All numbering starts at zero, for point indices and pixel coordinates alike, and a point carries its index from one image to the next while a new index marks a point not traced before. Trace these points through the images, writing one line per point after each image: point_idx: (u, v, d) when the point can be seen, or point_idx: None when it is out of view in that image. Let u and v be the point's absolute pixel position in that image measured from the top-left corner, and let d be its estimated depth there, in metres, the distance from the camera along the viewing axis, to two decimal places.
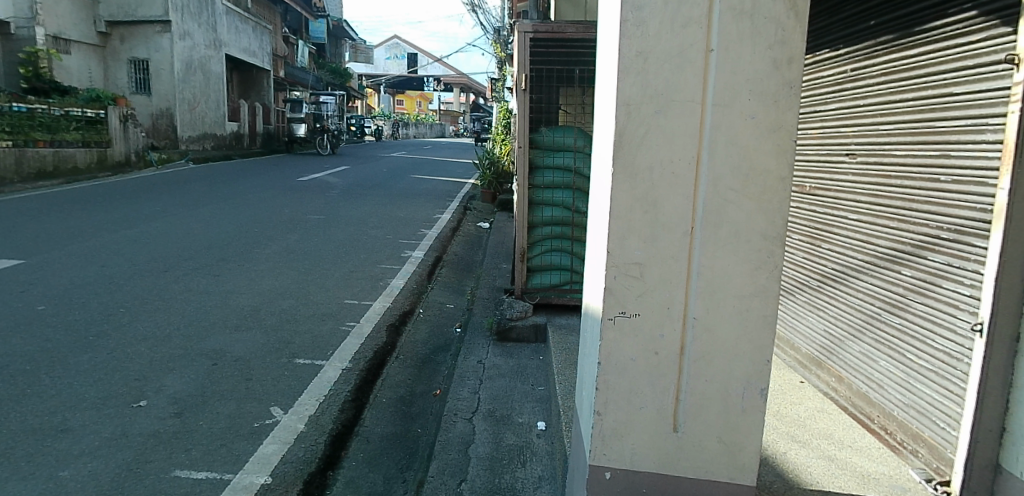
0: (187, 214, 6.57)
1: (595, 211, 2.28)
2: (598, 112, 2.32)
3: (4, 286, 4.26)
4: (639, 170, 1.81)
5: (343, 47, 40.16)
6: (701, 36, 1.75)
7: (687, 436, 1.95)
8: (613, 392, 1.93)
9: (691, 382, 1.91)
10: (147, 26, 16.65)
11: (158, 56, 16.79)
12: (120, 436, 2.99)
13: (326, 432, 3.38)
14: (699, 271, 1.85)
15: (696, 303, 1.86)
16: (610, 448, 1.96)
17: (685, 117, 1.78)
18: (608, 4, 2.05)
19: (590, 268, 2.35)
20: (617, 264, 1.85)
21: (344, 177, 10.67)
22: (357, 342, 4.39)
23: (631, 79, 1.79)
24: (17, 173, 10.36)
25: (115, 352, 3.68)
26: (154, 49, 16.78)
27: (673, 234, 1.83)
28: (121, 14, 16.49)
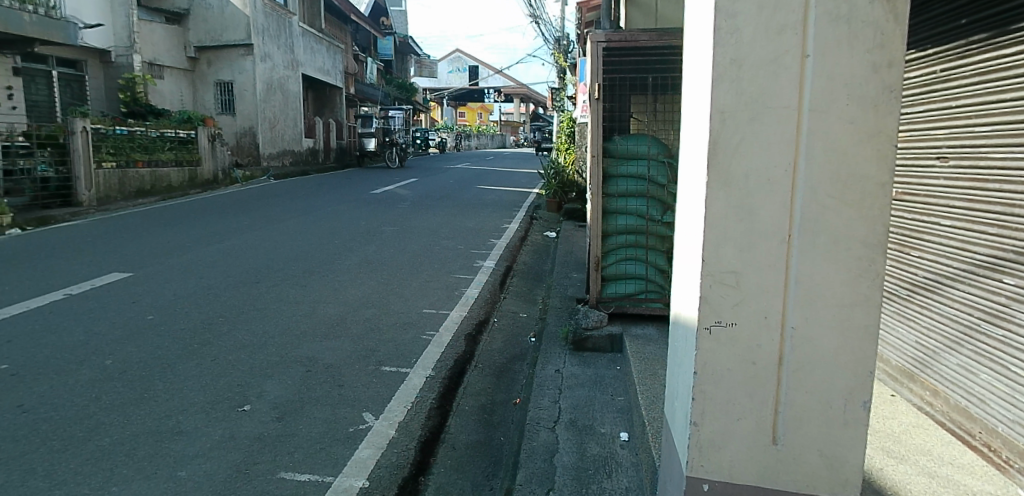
0: (274, 228, 6.88)
1: (685, 221, 2.25)
2: (686, 122, 2.30)
3: (119, 297, 4.57)
4: (734, 178, 1.77)
5: (410, 62, 41.18)
6: (797, 42, 1.71)
7: (787, 448, 1.88)
8: (710, 403, 1.88)
9: (790, 393, 1.84)
10: (230, 50, 17.48)
11: (242, 78, 17.56)
12: (228, 439, 3.16)
13: (414, 439, 3.46)
14: (797, 280, 1.78)
15: (795, 312, 1.80)
16: (707, 462, 1.90)
17: (781, 124, 1.74)
18: (697, 14, 2.04)
19: (680, 277, 2.32)
20: (712, 272, 1.81)
21: (414, 190, 10.92)
22: (438, 350, 4.47)
23: (726, 87, 1.75)
24: (120, 192, 11.08)
25: (218, 359, 3.88)
26: (238, 72, 17.55)
27: (770, 242, 1.78)
28: (209, 39, 17.38)
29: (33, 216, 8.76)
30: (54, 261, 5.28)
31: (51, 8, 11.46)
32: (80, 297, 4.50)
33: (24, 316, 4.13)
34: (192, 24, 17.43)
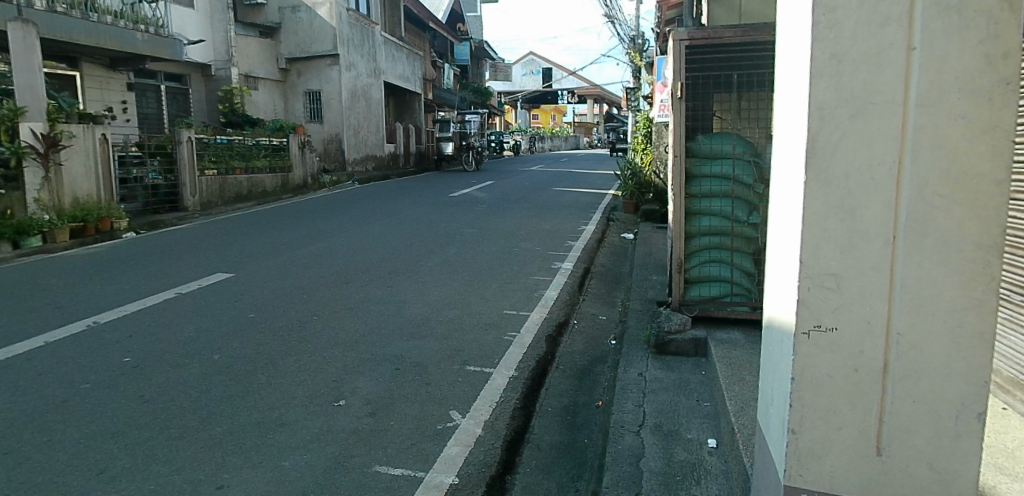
0: (360, 230, 7.15)
1: (781, 223, 2.16)
2: (781, 119, 2.21)
3: (223, 295, 4.89)
4: (834, 177, 1.69)
5: (487, 67, 41.75)
6: (902, 35, 1.61)
7: (893, 460, 1.76)
8: (809, 410, 1.79)
9: (896, 402, 1.73)
10: (318, 61, 18.32)
11: (329, 87, 18.33)
12: (326, 432, 3.32)
13: (500, 438, 3.51)
14: (902, 283, 1.67)
15: (901, 316, 1.68)
16: (806, 471, 1.82)
17: (884, 121, 1.65)
18: (793, 11, 1.96)
19: (775, 280, 2.23)
20: (810, 275, 1.74)
21: (491, 192, 11.07)
22: (520, 351, 4.51)
23: (824, 83, 1.68)
24: (222, 197, 11.82)
25: (314, 356, 4.09)
26: (325, 81, 18.34)
27: (872, 245, 1.69)
28: (299, 50, 18.29)
29: (144, 220, 9.48)
30: (165, 262, 5.70)
31: (161, 26, 12.35)
32: (189, 295, 4.84)
33: (142, 313, 4.49)
34: (284, 37, 18.35)
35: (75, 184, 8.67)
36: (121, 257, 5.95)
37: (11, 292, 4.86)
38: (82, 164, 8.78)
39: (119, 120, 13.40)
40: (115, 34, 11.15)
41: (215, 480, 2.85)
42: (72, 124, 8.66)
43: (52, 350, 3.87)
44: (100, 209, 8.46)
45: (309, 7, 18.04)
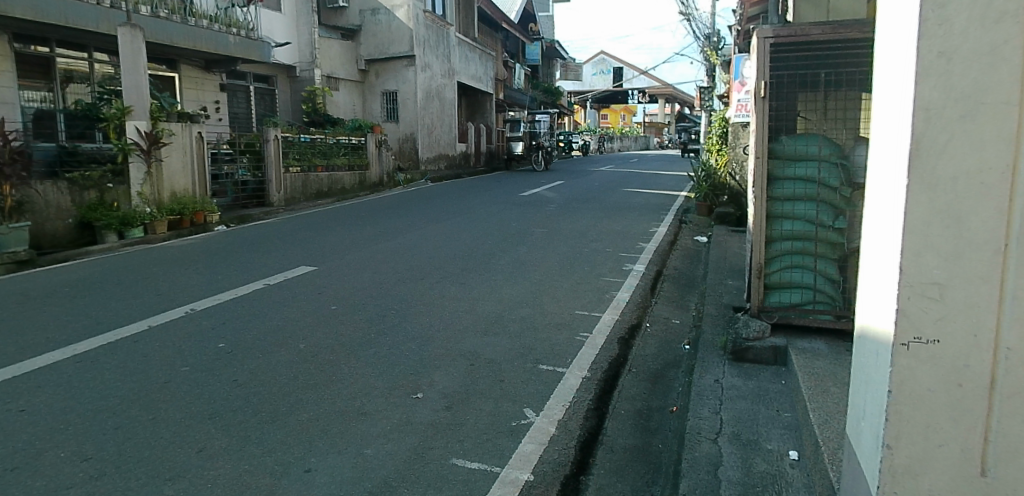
0: (434, 228, 7.30)
1: (875, 228, 2.03)
2: (877, 118, 2.07)
3: (306, 287, 5.10)
4: (940, 180, 1.56)
5: (556, 67, 41.70)
6: (1020, 30, 1.50)
7: (1000, 482, 1.64)
8: (907, 425, 1.66)
9: (1004, 420, 1.61)
10: (395, 62, 18.80)
11: (405, 87, 18.78)
12: (406, 423, 3.42)
13: (574, 438, 3.51)
14: (1014, 295, 1.55)
15: (1012, 330, 1.56)
16: (900, 490, 1.68)
17: (997, 123, 1.53)
18: (893, 4, 1.83)
19: (868, 287, 2.07)
20: (910, 283, 1.61)
21: (560, 192, 11.06)
22: (593, 352, 4.48)
23: (931, 83, 1.55)
24: (304, 193, 12.32)
25: (392, 349, 4.21)
26: (402, 82, 18.80)
27: (982, 254, 1.56)
28: (378, 52, 18.83)
29: (234, 215, 9.99)
30: (253, 255, 6.00)
31: (251, 30, 12.96)
32: (276, 286, 5.09)
33: (234, 301, 4.75)
34: (364, 39, 18.90)
35: (174, 180, 9.19)
36: (213, 249, 6.30)
37: (118, 279, 5.24)
38: (181, 160, 9.28)
39: (212, 119, 14.16)
40: (211, 37, 11.78)
41: (303, 464, 3.00)
42: (170, 123, 9.18)
43: (155, 333, 4.15)
44: (195, 204, 9.00)
45: (387, 10, 18.55)
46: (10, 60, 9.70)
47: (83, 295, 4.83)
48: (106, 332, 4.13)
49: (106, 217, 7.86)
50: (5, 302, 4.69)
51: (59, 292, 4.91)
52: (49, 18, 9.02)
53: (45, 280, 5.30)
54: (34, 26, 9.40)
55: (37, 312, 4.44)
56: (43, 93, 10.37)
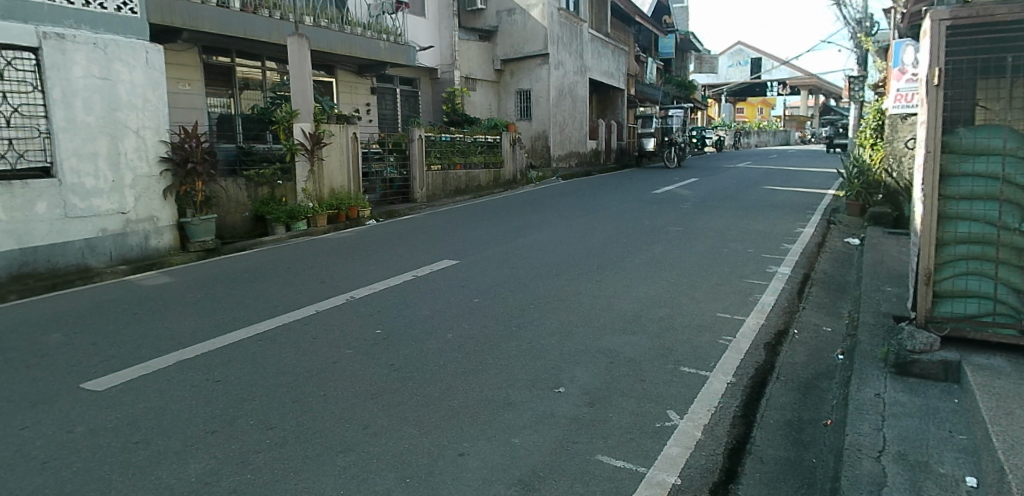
0: (568, 225, 7.35)
1: None
2: None
3: (449, 280, 5.35)
4: None
5: (689, 60, 40.21)
6: None
7: None
8: None
9: None
10: (530, 61, 19.08)
11: (539, 86, 19.03)
12: (549, 416, 3.50)
13: (721, 445, 3.40)
14: None
15: None
16: None
17: None
18: None
19: None
20: None
21: (694, 189, 10.73)
22: (737, 357, 4.32)
23: None
24: (443, 189, 12.88)
25: (533, 342, 4.31)
26: (535, 80, 19.08)
27: None
28: (513, 52, 19.23)
29: (382, 210, 10.71)
30: (400, 248, 6.38)
31: (399, 35, 13.73)
32: (422, 278, 5.37)
33: (385, 291, 5.08)
34: (500, 39, 19.42)
35: (332, 178, 10.04)
36: (366, 242, 6.77)
37: (286, 267, 5.79)
38: (337, 159, 10.12)
39: (364, 120, 15.16)
40: (364, 43, 12.60)
41: (457, 447, 3.17)
42: (331, 125, 10.04)
43: (320, 317, 4.55)
44: (350, 199, 9.77)
45: (523, 9, 18.86)
46: (199, 70, 10.97)
47: (259, 280, 5.40)
48: (279, 314, 4.60)
49: (274, 211, 8.69)
50: (199, 285, 5.35)
51: (238, 278, 5.52)
52: (232, 32, 10.08)
53: (229, 267, 5.97)
54: (220, 40, 10.55)
55: (223, 295, 5.03)
56: (227, 99, 11.65)
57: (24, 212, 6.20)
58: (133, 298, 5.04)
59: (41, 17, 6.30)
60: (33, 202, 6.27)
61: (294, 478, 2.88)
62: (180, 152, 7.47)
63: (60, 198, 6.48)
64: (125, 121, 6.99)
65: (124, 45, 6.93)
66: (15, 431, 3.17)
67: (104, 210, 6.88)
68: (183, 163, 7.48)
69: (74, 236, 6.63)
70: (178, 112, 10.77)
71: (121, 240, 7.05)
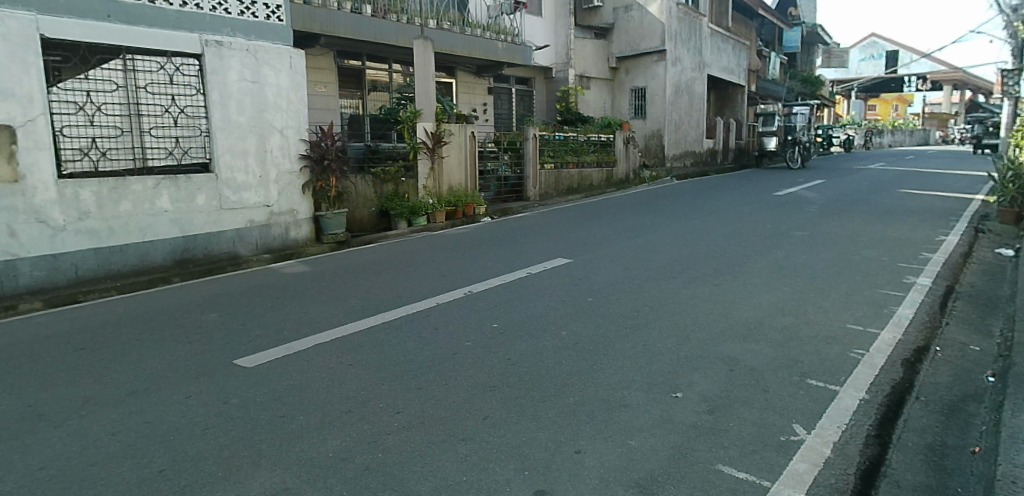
0: (682, 227, 7.17)
1: None
2: None
3: (564, 278, 5.40)
4: None
5: (815, 54, 37.71)
6: None
7: None
8: None
9: None
10: (646, 57, 18.78)
11: (654, 83, 18.75)
12: (668, 420, 3.46)
13: (854, 466, 3.18)
14: None
15: None
16: None
17: None
18: None
19: None
20: None
21: (820, 192, 10.13)
22: (869, 373, 4.04)
23: None
24: (556, 188, 12.97)
25: (649, 345, 4.27)
26: (651, 77, 18.80)
27: None
28: (629, 49, 18.99)
29: (497, 207, 10.98)
30: (515, 245, 6.52)
31: (516, 35, 13.95)
32: (536, 276, 5.45)
33: (502, 286, 5.22)
34: (616, 37, 19.21)
35: (451, 176, 10.41)
36: (481, 239, 6.96)
37: (409, 260, 6.08)
38: (456, 158, 10.49)
39: (480, 119, 15.53)
40: (483, 45, 12.89)
41: (575, 444, 3.20)
42: (451, 124, 10.41)
43: (441, 309, 4.76)
44: (467, 197, 10.09)
45: (641, 6, 18.57)
46: (333, 73, 11.67)
47: (385, 272, 5.71)
48: (404, 305, 4.85)
49: (398, 207, 9.13)
50: (330, 275, 5.74)
51: (365, 269, 5.88)
52: (363, 36, 10.64)
53: (357, 259, 6.35)
54: (352, 44, 11.19)
55: (352, 284, 5.37)
56: (355, 100, 12.33)
57: (188, 203, 6.94)
58: (273, 284, 5.50)
59: (204, 27, 7.01)
60: (195, 194, 7.00)
61: (421, 462, 3.03)
62: (317, 150, 8.01)
63: (217, 191, 7.19)
64: (271, 121, 7.60)
65: (271, 49, 7.52)
66: (183, 399, 3.56)
67: (252, 203, 7.55)
68: (319, 160, 8.04)
69: (228, 226, 7.32)
70: (314, 113, 11.51)
71: (266, 230, 7.70)
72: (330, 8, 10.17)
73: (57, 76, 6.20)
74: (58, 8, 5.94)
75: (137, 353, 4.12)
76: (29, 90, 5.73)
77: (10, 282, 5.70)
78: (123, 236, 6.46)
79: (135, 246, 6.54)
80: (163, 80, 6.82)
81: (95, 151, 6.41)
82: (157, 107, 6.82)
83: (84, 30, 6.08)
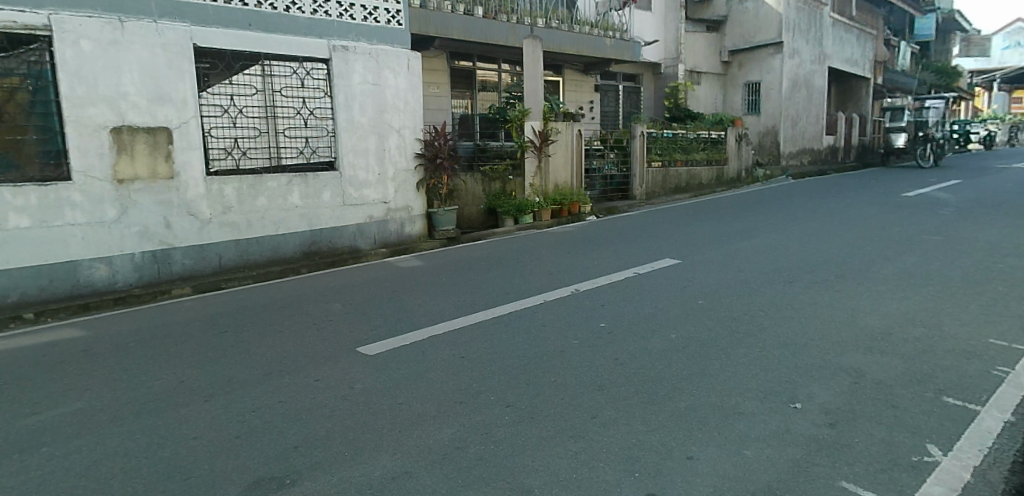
0: (800, 229, 6.83)
1: None
2: None
3: (673, 279, 5.32)
4: None
5: (951, 41, 34.46)
6: None
7: None
8: None
9: None
10: (762, 50, 17.99)
11: (770, 77, 17.95)
12: (785, 432, 3.31)
13: (998, 493, 2.87)
14: None
15: None
16: None
17: None
18: None
19: None
20: None
21: (957, 194, 9.27)
22: (1016, 393, 3.65)
23: None
24: (663, 187, 12.73)
25: (764, 351, 4.13)
26: (766, 71, 18.02)
27: None
28: (743, 41, 18.24)
29: (602, 206, 10.94)
30: (622, 244, 6.49)
31: (625, 31, 13.77)
32: (645, 277, 5.39)
33: (609, 285, 5.21)
34: (729, 29, 18.49)
35: (557, 173, 10.47)
36: (589, 239, 6.95)
37: (517, 257, 6.21)
38: (563, 156, 10.55)
39: (586, 117, 15.42)
40: (591, 42, 12.84)
41: (685, 450, 3.15)
42: (558, 122, 10.47)
43: (549, 306, 4.82)
44: (573, 195, 10.14)
45: None
46: (445, 75, 12.02)
47: (494, 268, 5.87)
48: (513, 301, 4.96)
49: (505, 205, 9.29)
50: (442, 270, 5.97)
51: (475, 265, 6.06)
52: (475, 36, 10.88)
53: (466, 255, 6.55)
54: (464, 45, 11.47)
55: (464, 280, 5.55)
56: (466, 100, 12.61)
57: (315, 199, 7.46)
58: (390, 277, 5.79)
59: (332, 33, 7.47)
60: (322, 191, 7.51)
61: (531, 457, 3.09)
62: (431, 149, 8.30)
63: (341, 188, 7.67)
64: (390, 122, 8.00)
65: (392, 52, 7.92)
66: (311, 381, 3.85)
67: (372, 200, 7.97)
68: (433, 159, 8.34)
69: (349, 221, 7.79)
70: (428, 113, 11.88)
71: (383, 226, 8.10)
72: (445, 11, 10.47)
73: (206, 82, 6.69)
74: (208, 20, 6.58)
75: (271, 337, 4.49)
76: (184, 96, 6.43)
77: (163, 268, 6.40)
78: (258, 228, 7.05)
79: (268, 239, 7.12)
80: (296, 84, 7.31)
81: (237, 151, 7.02)
82: (290, 109, 7.31)
83: (231, 39, 6.70)
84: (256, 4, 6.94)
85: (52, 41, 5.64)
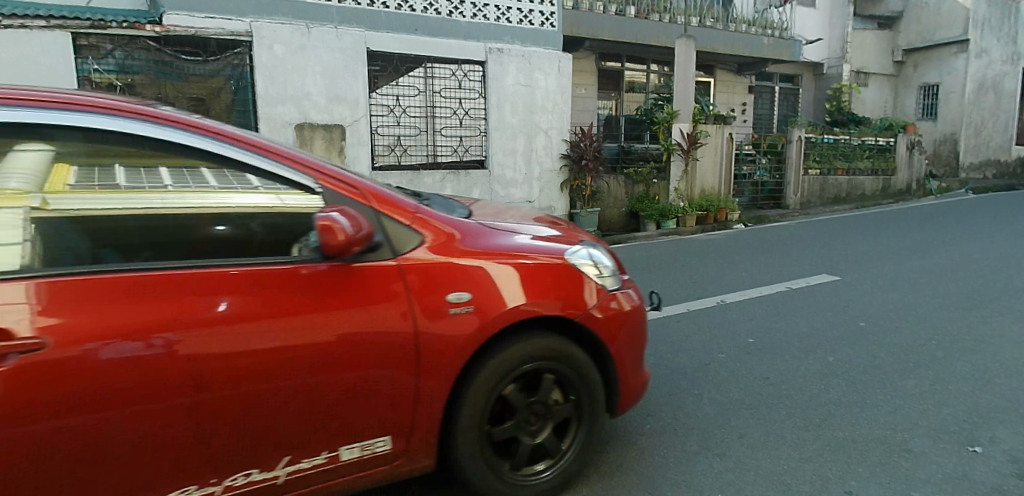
0: (986, 250, 6.13)
1: None
2: None
3: (830, 298, 5.00)
4: None
5: None
6: None
7: None
8: None
9: None
10: (941, 49, 16.30)
11: (951, 78, 16.25)
12: (961, 478, 2.93)
13: None
14: None
15: None
16: None
17: None
18: None
19: None
20: None
21: None
22: None
23: None
24: (821, 197, 11.94)
25: (938, 385, 3.75)
26: (947, 72, 16.33)
27: None
28: (919, 39, 16.58)
29: (752, 215, 10.49)
30: (775, 256, 6.20)
31: (786, 29, 12.98)
32: (805, 294, 5.10)
33: (760, 299, 5.01)
34: (904, 26, 16.90)
35: (704, 178, 10.16)
36: (744, 248, 6.66)
37: (661, 264, 6.14)
38: (712, 160, 10.23)
39: (738, 120, 14.65)
40: (748, 41, 12.27)
41: (843, 483, 2.91)
42: (709, 125, 10.13)
43: (695, 317, 4.72)
44: (721, 202, 9.75)
45: None
46: (594, 76, 11.99)
47: (638, 273, 5.84)
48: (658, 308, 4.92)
49: (649, 209, 9.18)
50: None
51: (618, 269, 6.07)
52: (626, 37, 10.77)
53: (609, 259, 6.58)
54: (614, 45, 11.40)
55: None
56: (612, 101, 12.49)
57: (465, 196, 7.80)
58: None
59: (489, 35, 7.75)
60: (472, 188, 7.84)
61: (671, 469, 3.05)
62: (576, 150, 8.38)
63: (489, 186, 7.96)
64: (538, 122, 8.18)
65: (544, 55, 8.08)
66: None
67: (518, 199, 8.19)
68: (578, 160, 8.38)
69: None
70: (575, 114, 11.93)
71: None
72: (597, 11, 10.46)
73: (374, 83, 7.28)
74: (380, 25, 7.06)
75: None
76: (357, 95, 6.97)
77: None
78: None
79: None
80: (454, 85, 7.65)
81: (400, 148, 7.50)
82: (449, 109, 7.67)
83: (399, 43, 7.14)
84: (423, 9, 7.34)
85: (252, 45, 6.36)
